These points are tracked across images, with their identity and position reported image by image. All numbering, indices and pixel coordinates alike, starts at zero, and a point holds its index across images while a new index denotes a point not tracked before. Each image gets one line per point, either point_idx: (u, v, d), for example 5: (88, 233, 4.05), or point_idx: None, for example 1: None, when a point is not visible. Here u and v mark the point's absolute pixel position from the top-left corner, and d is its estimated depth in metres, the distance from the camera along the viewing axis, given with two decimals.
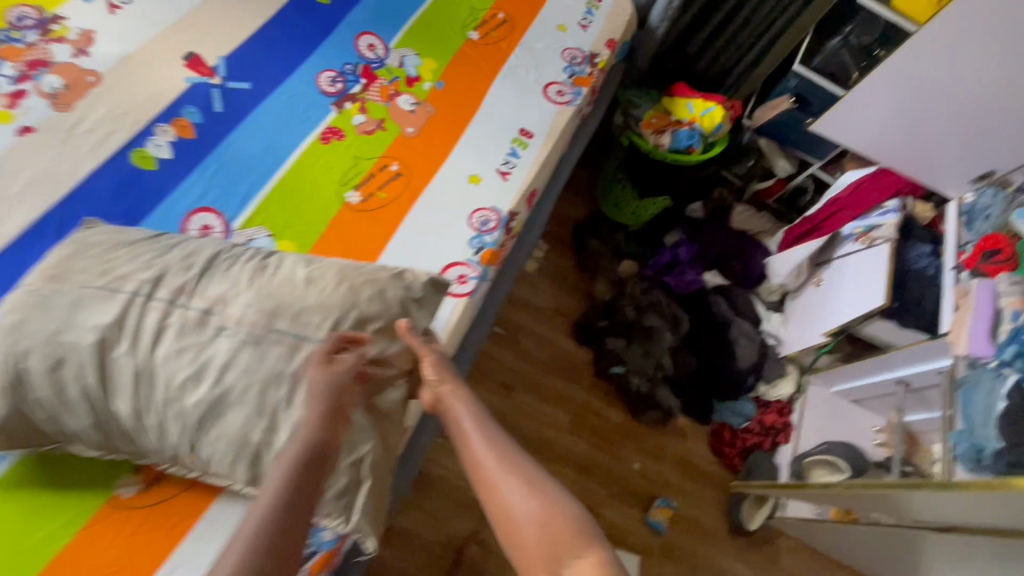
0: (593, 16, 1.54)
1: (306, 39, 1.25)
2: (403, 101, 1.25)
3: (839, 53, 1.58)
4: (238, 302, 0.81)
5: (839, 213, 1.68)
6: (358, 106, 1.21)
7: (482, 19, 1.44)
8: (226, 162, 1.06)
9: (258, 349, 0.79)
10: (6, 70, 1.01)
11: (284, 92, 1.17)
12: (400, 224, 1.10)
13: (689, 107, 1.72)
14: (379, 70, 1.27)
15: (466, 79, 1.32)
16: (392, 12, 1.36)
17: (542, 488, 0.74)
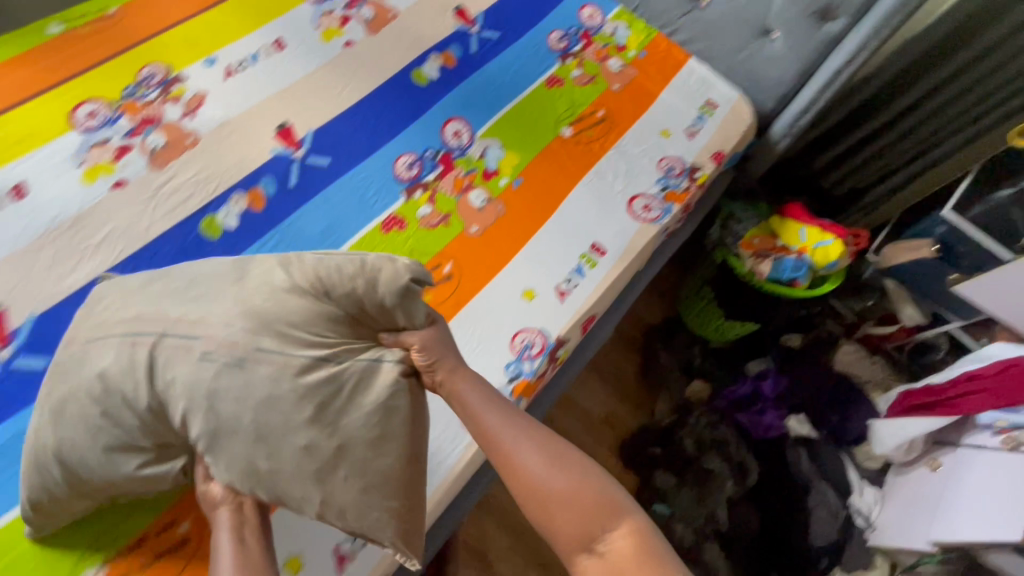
0: (703, 123, 1.41)
1: (396, 118, 1.25)
2: (475, 195, 1.19)
3: (1008, 208, 1.35)
4: (220, 322, 0.75)
5: (977, 394, 1.29)
6: (428, 195, 1.17)
7: (580, 115, 1.36)
8: (286, 240, 1.06)
9: (245, 374, 0.73)
10: (122, 125, 1.10)
11: (359, 171, 1.17)
12: None
13: (801, 233, 1.51)
14: (458, 158, 1.23)
15: (547, 179, 1.24)
16: (485, 99, 1.33)
17: (571, 461, 0.71)
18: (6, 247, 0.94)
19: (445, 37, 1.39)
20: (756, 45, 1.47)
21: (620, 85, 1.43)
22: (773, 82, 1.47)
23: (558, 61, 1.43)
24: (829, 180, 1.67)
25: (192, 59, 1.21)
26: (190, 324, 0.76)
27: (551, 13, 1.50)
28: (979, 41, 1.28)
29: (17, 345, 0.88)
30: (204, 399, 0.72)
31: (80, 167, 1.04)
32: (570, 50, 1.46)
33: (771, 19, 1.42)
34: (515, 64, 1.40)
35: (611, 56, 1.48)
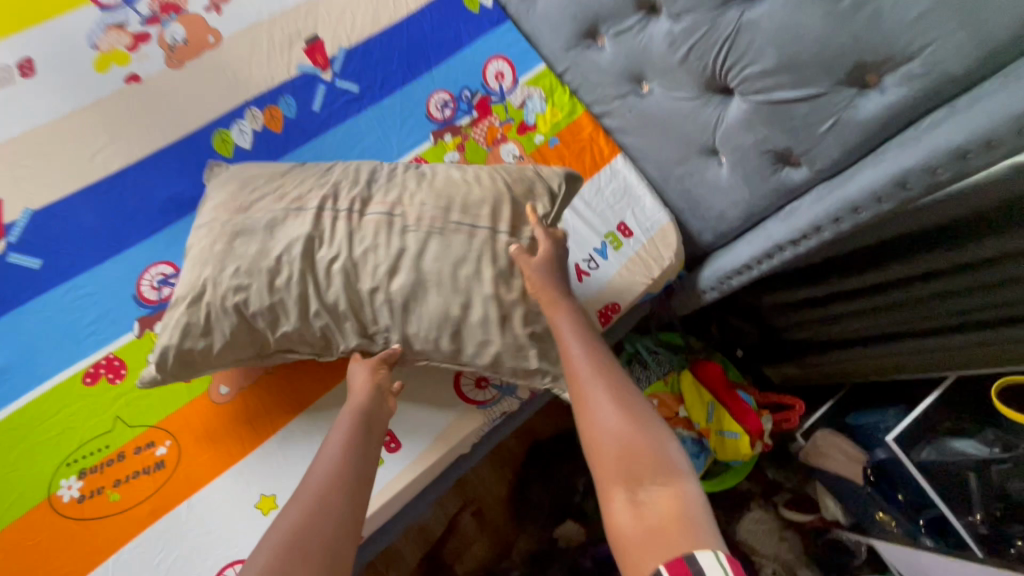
0: (604, 258, 1.10)
1: (335, 112, 1.06)
2: (508, 149, 1.12)
3: (964, 472, 0.96)
4: (414, 204, 0.81)
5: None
6: (457, 141, 1.09)
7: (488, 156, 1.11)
8: (315, 151, 1.02)
9: (441, 241, 0.79)
10: (141, 9, 0.99)
11: (314, 146, 1.03)
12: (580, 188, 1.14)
13: (732, 434, 1.17)
14: (497, 104, 1.14)
15: (567, 162, 1.14)
16: (395, 106, 1.09)
17: (631, 400, 0.67)
18: (34, 122, 0.92)
19: (279, 85, 1.04)
20: (700, 169, 1.07)
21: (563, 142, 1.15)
22: (715, 214, 1.09)
23: (432, 136, 1.08)
24: (781, 322, 1.35)
25: (20, 29, 0.95)
26: (388, 202, 0.81)
27: (440, 65, 1.13)
28: (961, 252, 0.85)
29: (31, 210, 0.88)
30: (409, 259, 0.78)
31: (94, 50, 0.97)
32: (453, 123, 1.10)
33: (716, 139, 1.00)
34: (420, 81, 1.12)
35: (508, 138, 1.13)
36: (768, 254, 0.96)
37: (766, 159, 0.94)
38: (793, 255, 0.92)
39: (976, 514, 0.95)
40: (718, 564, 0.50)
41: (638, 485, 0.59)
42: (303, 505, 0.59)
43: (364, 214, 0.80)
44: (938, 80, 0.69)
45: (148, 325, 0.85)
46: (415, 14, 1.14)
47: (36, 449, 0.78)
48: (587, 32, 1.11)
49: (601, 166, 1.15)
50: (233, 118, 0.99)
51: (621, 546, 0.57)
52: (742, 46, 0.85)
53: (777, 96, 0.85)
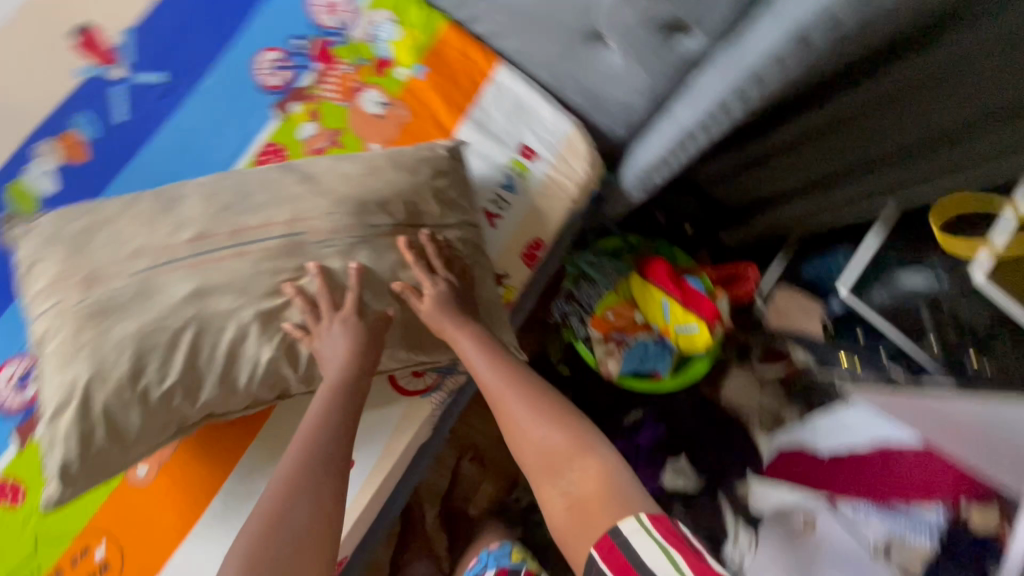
0: (512, 193, 0.96)
1: (147, 115, 0.87)
2: (370, 97, 0.94)
3: (917, 306, 0.95)
4: (316, 215, 0.69)
5: (852, 480, 1.22)
6: (308, 107, 0.91)
7: (350, 112, 0.92)
8: (138, 173, 0.84)
9: (371, 249, 0.71)
10: None
11: (134, 167, 0.84)
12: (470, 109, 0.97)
13: (688, 326, 1.13)
14: (339, 45, 0.94)
15: (443, 90, 0.96)
16: (217, 83, 0.89)
17: (544, 400, 0.72)
18: None
19: (64, 103, 0.85)
20: (589, 60, 0.93)
21: (431, 69, 0.97)
22: (621, 107, 0.97)
23: (275, 109, 0.90)
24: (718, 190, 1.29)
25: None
26: (287, 224, 0.69)
27: (255, 20, 0.93)
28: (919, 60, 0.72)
29: None
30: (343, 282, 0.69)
31: None
32: (294, 84, 0.92)
33: (597, 22, 0.85)
34: (235, 42, 0.92)
35: (367, 83, 0.94)
36: (681, 142, 0.85)
37: (654, 35, 0.80)
38: (707, 139, 0.82)
39: (930, 338, 0.97)
40: (652, 542, 0.58)
41: (560, 473, 0.67)
42: (269, 498, 0.61)
43: (260, 245, 0.68)
44: None
45: (28, 433, 0.76)
46: None
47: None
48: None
49: (483, 86, 0.98)
50: (20, 164, 0.82)
51: (561, 527, 0.65)
52: None
53: None
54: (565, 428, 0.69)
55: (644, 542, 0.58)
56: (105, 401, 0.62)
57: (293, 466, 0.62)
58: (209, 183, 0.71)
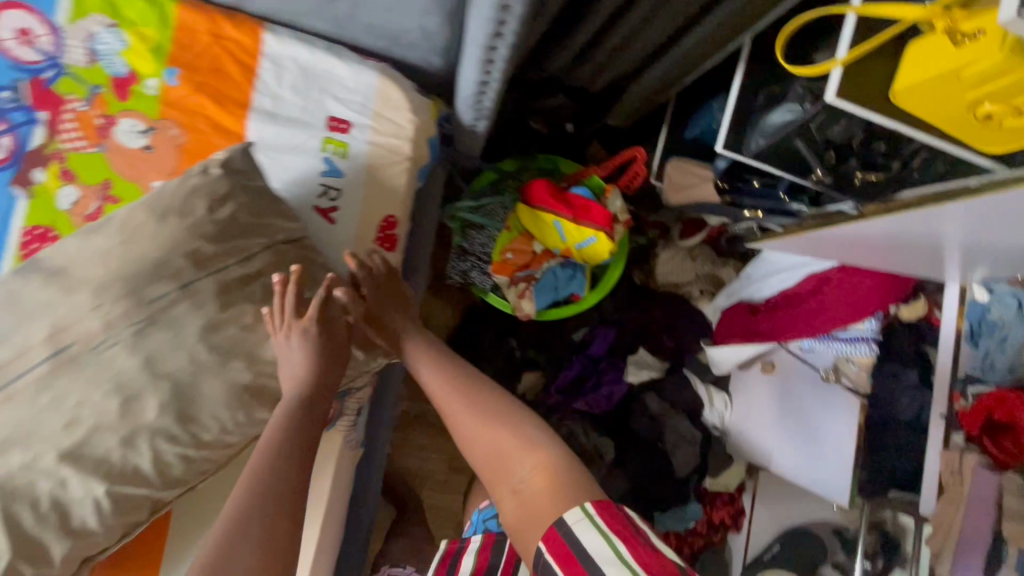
0: (339, 178, 0.83)
1: None
2: (125, 130, 0.77)
3: (794, 141, 0.87)
4: (86, 314, 0.58)
5: (795, 320, 1.20)
6: (56, 171, 0.75)
7: (109, 156, 0.76)
8: None
9: (168, 326, 0.60)
10: None
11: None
12: (252, 98, 0.81)
13: (586, 243, 1.06)
14: (57, 80, 0.76)
15: (209, 88, 0.80)
16: None
17: (496, 401, 0.76)
18: None
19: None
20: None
21: (181, 68, 0.79)
22: (420, 37, 0.83)
23: (16, 188, 0.74)
24: (583, 76, 1.19)
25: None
26: (53, 338, 0.58)
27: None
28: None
29: None
30: (149, 377, 0.59)
31: None
32: (23, 149, 0.74)
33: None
34: None
35: (114, 114, 0.77)
36: (485, 61, 0.72)
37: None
38: (508, 50, 0.69)
39: (817, 171, 0.90)
40: (594, 532, 0.59)
41: (510, 470, 0.70)
42: (216, 535, 0.54)
43: (27, 377, 0.57)
44: None
45: None
46: None
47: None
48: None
49: (255, 67, 0.82)
50: None
51: (515, 522, 0.67)
52: None
53: None
54: (514, 426, 0.72)
55: (588, 534, 0.60)
56: None
57: (242, 496, 0.56)
58: None
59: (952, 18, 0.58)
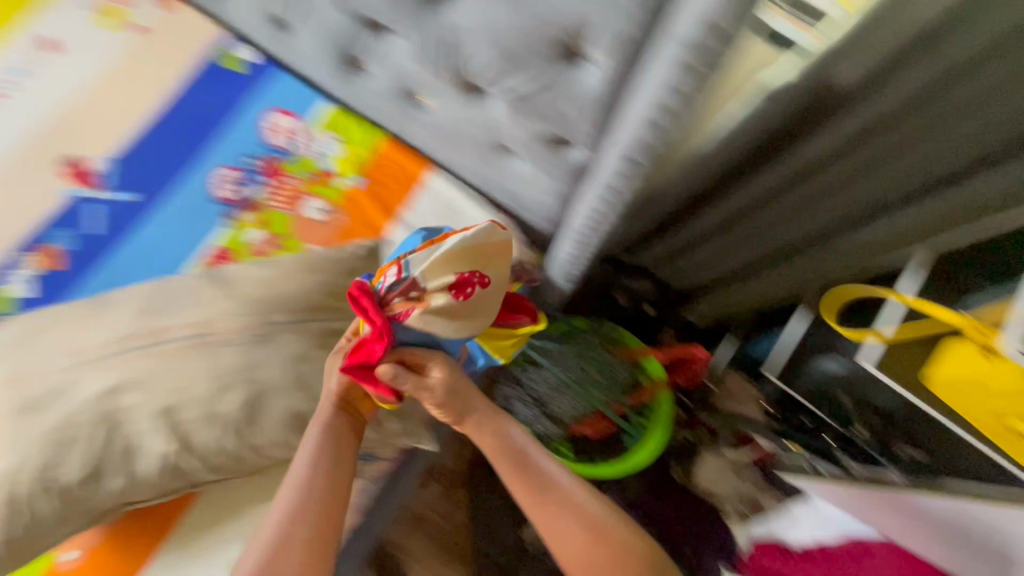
0: None
1: (122, 229, 1.01)
2: (312, 206, 1.06)
3: (835, 393, 0.93)
4: (228, 319, 0.78)
5: None
6: (257, 217, 1.04)
7: (295, 220, 1.04)
8: (107, 275, 0.98)
9: (273, 345, 0.79)
10: None
11: (105, 271, 0.98)
12: (403, 212, 1.08)
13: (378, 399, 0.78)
14: (288, 163, 1.08)
15: (380, 195, 1.08)
16: (183, 200, 1.04)
17: (555, 475, 0.71)
18: None
19: (48, 219, 1.00)
20: (505, 165, 1.00)
21: (368, 179, 1.09)
22: (538, 204, 1.04)
23: (229, 221, 1.03)
24: (666, 272, 1.34)
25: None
26: (196, 326, 0.78)
27: (216, 139, 1.08)
28: (821, 142, 0.70)
29: None
30: (240, 377, 0.76)
31: None
32: (247, 198, 1.05)
33: (501, 137, 0.93)
34: (199, 164, 1.06)
35: (311, 195, 1.07)
36: (578, 241, 0.91)
37: (547, 147, 0.88)
38: (589, 241, 0.89)
39: (856, 426, 0.91)
40: None
41: (566, 541, 0.66)
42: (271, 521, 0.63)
43: (166, 346, 0.76)
44: (622, 38, 0.61)
45: None
46: (176, 95, 1.10)
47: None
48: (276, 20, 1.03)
49: (414, 191, 1.09)
50: (7, 273, 0.95)
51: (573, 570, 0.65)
52: (465, 46, 0.77)
53: (517, 87, 0.78)
54: (582, 514, 0.67)
55: None
56: (17, 492, 0.70)
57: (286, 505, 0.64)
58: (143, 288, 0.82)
59: (986, 339, 0.71)
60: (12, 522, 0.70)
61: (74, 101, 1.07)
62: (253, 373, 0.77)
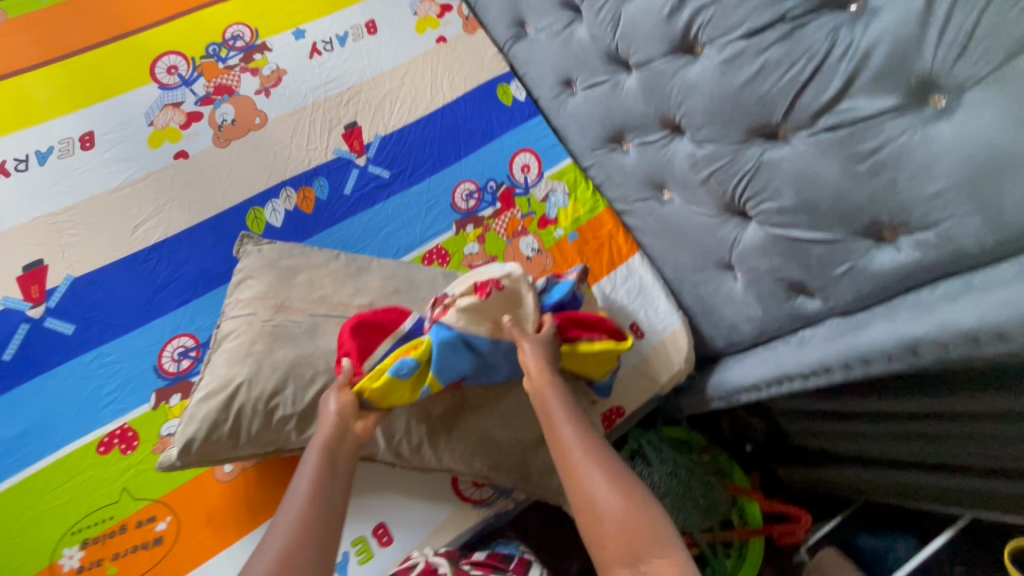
0: None
1: (367, 198, 1.09)
2: (527, 243, 1.13)
3: None
4: None
5: None
6: (478, 233, 1.11)
7: (509, 250, 1.11)
8: (342, 233, 1.06)
9: None
10: (198, 87, 1.08)
11: (341, 229, 1.06)
12: (600, 279, 1.13)
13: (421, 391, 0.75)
14: (520, 196, 1.16)
15: (587, 256, 1.14)
16: (423, 192, 1.12)
17: (586, 431, 0.69)
18: (79, 193, 0.97)
19: (314, 167, 1.08)
20: (715, 281, 1.04)
21: (581, 237, 1.15)
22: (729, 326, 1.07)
23: (454, 227, 1.11)
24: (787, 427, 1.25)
25: (89, 104, 1.03)
26: None
27: (470, 155, 1.16)
28: None
29: (73, 277, 0.92)
30: (454, 381, 0.82)
31: (151, 126, 1.04)
32: (476, 213, 1.13)
33: (732, 257, 0.97)
34: (448, 168, 1.15)
35: (529, 232, 1.14)
36: (778, 382, 0.92)
37: (780, 287, 0.91)
38: (801, 388, 0.88)
39: None
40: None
41: (597, 504, 0.61)
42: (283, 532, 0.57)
43: None
44: (953, 247, 0.66)
45: (164, 398, 0.88)
46: (451, 104, 1.19)
47: (16, 536, 0.79)
48: (566, 81, 1.13)
49: (617, 264, 1.14)
50: (268, 197, 1.04)
51: (600, 530, 0.60)
52: (762, 182, 0.83)
53: (793, 234, 0.83)
54: (612, 471, 0.64)
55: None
56: (244, 403, 0.76)
57: (299, 516, 0.59)
58: (390, 268, 0.91)
59: None
60: (229, 426, 0.76)
61: (366, 74, 1.16)
62: (463, 383, 0.83)
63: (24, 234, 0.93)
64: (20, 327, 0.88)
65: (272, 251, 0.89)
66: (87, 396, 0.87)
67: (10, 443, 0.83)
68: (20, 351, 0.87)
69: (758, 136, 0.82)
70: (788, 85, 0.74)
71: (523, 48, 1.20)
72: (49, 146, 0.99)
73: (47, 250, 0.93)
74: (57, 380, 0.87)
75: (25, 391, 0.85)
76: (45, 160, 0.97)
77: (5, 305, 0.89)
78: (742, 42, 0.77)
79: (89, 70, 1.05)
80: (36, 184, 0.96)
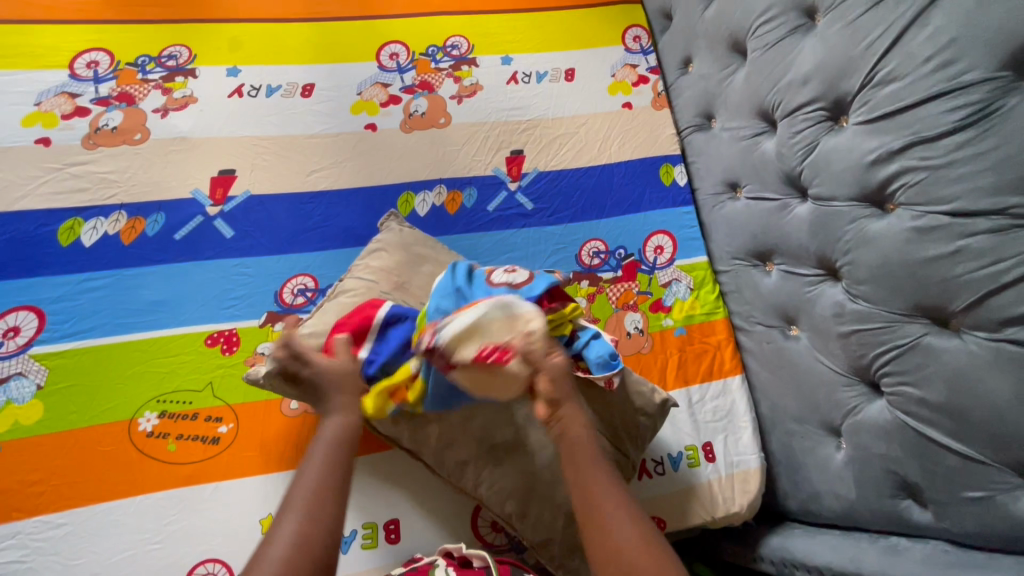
0: (676, 464, 1.00)
1: (505, 219, 1.15)
2: (632, 318, 1.11)
3: None
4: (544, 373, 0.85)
5: None
6: (591, 291, 1.12)
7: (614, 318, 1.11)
8: (470, 242, 1.12)
9: None
10: (407, 77, 1.21)
11: (471, 238, 1.12)
12: (692, 382, 1.08)
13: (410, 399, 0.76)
14: (643, 273, 1.15)
15: (687, 354, 1.10)
16: (556, 234, 1.15)
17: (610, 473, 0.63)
18: (284, 129, 1.12)
19: (471, 176, 1.16)
20: (813, 440, 0.95)
21: (687, 334, 1.11)
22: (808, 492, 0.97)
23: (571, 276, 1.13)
24: None
25: (321, 62, 1.19)
26: None
27: (611, 217, 1.18)
28: None
29: (250, 193, 1.06)
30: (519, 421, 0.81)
31: (358, 96, 1.18)
32: (596, 272, 1.14)
33: (844, 424, 0.88)
34: (587, 220, 1.17)
35: (638, 309, 1.13)
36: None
37: (888, 479, 0.82)
38: None
39: None
40: None
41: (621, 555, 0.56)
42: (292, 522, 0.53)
43: None
44: None
45: (271, 321, 0.98)
46: (612, 166, 1.22)
47: (117, 384, 0.90)
48: (732, 184, 1.12)
49: (715, 375, 1.09)
50: (423, 187, 1.13)
51: None
52: (911, 363, 0.76)
53: (926, 432, 0.75)
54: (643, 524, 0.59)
55: None
56: None
57: (306, 504, 0.55)
58: None
59: None
60: None
61: (549, 114, 1.24)
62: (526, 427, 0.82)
63: (233, 146, 1.09)
64: (196, 217, 1.03)
65: (409, 235, 0.97)
66: (216, 294, 0.98)
67: (147, 307, 0.96)
68: (188, 236, 1.01)
69: (925, 316, 0.75)
70: (981, 280, 0.68)
71: (701, 139, 1.20)
72: (279, 85, 1.16)
73: (242, 165, 1.08)
74: (202, 271, 0.99)
75: (177, 269, 0.99)
76: (272, 95, 1.14)
77: (194, 196, 1.04)
78: (945, 218, 0.72)
79: (333, 35, 1.22)
80: (257, 111, 1.12)
